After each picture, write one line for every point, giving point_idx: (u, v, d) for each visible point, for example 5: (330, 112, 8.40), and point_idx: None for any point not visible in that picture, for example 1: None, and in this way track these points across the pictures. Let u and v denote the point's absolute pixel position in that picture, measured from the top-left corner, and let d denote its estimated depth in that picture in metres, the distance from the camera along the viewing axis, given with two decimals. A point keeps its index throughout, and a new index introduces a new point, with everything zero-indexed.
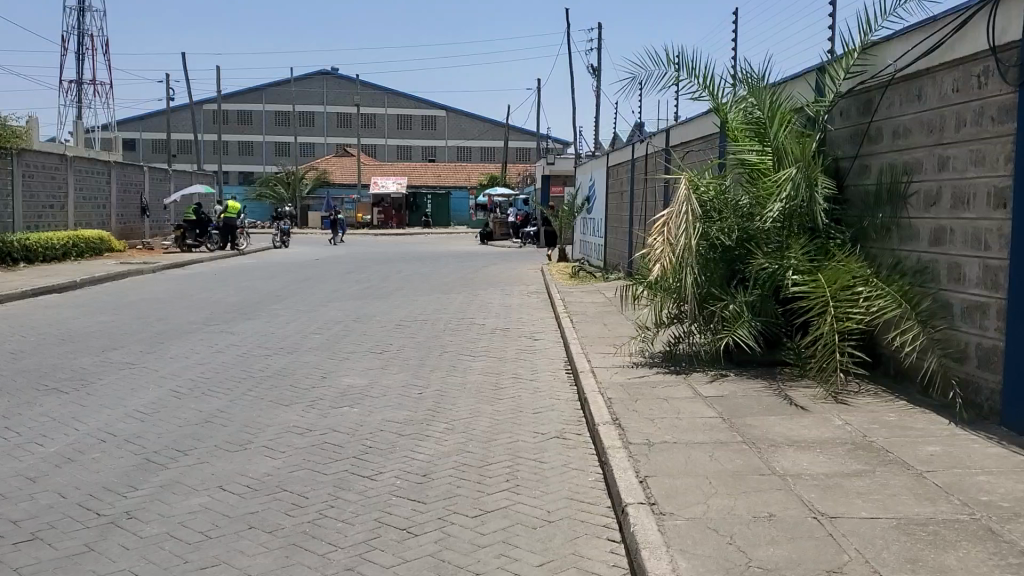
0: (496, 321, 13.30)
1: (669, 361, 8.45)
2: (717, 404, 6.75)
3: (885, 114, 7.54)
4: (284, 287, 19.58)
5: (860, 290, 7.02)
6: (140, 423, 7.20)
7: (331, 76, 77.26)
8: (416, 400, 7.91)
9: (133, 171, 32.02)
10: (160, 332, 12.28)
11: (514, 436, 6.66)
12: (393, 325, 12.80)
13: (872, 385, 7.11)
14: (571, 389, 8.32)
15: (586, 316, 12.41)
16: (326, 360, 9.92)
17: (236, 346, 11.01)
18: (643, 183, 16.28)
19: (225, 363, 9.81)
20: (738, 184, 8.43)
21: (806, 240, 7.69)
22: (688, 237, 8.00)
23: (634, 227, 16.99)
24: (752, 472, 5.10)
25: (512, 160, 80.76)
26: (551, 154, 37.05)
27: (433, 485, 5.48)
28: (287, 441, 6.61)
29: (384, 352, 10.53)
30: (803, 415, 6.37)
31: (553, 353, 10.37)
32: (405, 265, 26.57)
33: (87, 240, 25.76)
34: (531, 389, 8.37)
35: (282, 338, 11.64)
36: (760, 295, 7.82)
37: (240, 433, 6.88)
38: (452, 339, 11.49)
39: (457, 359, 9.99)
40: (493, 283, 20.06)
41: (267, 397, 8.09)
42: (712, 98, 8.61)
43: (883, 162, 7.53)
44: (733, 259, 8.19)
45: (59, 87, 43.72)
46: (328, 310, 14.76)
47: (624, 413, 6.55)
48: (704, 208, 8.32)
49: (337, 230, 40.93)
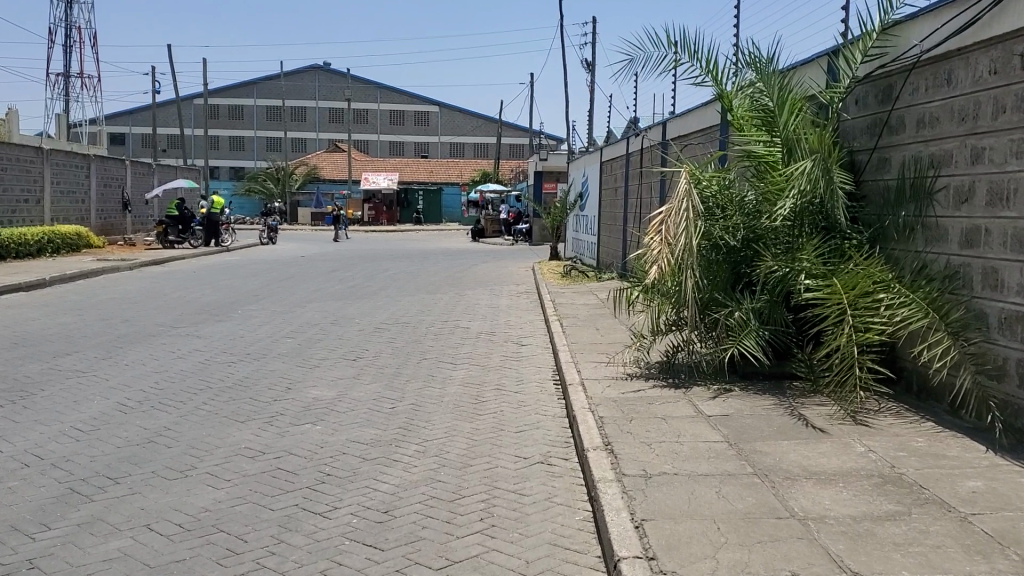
0: (482, 324, 12.51)
1: (667, 373, 7.69)
2: (722, 426, 5.99)
3: (907, 101, 6.80)
4: (264, 286, 18.78)
5: (882, 297, 6.27)
6: (75, 442, 6.42)
7: (323, 71, 76.32)
8: (387, 417, 7.13)
9: (114, 165, 31.13)
10: (121, 336, 11.47)
11: (493, 460, 5.89)
12: (372, 329, 12.04)
13: (894, 403, 6.37)
14: (559, 403, 7.56)
15: (577, 319, 11.65)
16: (294, 368, 9.15)
17: (201, 351, 10.22)
18: (640, 178, 15.52)
19: (185, 371, 9.02)
20: (744, 179, 7.68)
21: (820, 241, 6.94)
22: (689, 237, 7.18)
23: (629, 224, 16.22)
24: (767, 515, 4.34)
25: (506, 156, 80.00)
26: (544, 150, 36.25)
27: (395, 526, 4.71)
28: (235, 466, 5.84)
29: (359, 358, 9.73)
30: (820, 439, 5.62)
31: (540, 360, 9.61)
32: (392, 264, 25.77)
33: (63, 235, 24.89)
34: (515, 403, 7.60)
35: (251, 342, 10.85)
36: (768, 303, 7.06)
37: (185, 456, 6.10)
38: (433, 345, 10.69)
39: (437, 368, 9.21)
40: (482, 282, 19.29)
41: (223, 413, 7.30)
42: (715, 85, 7.84)
43: (905, 155, 6.79)
44: (738, 262, 7.44)
45: (46, 80, 43.00)
46: (305, 312, 13.95)
47: (617, 436, 5.79)
48: (705, 206, 7.56)
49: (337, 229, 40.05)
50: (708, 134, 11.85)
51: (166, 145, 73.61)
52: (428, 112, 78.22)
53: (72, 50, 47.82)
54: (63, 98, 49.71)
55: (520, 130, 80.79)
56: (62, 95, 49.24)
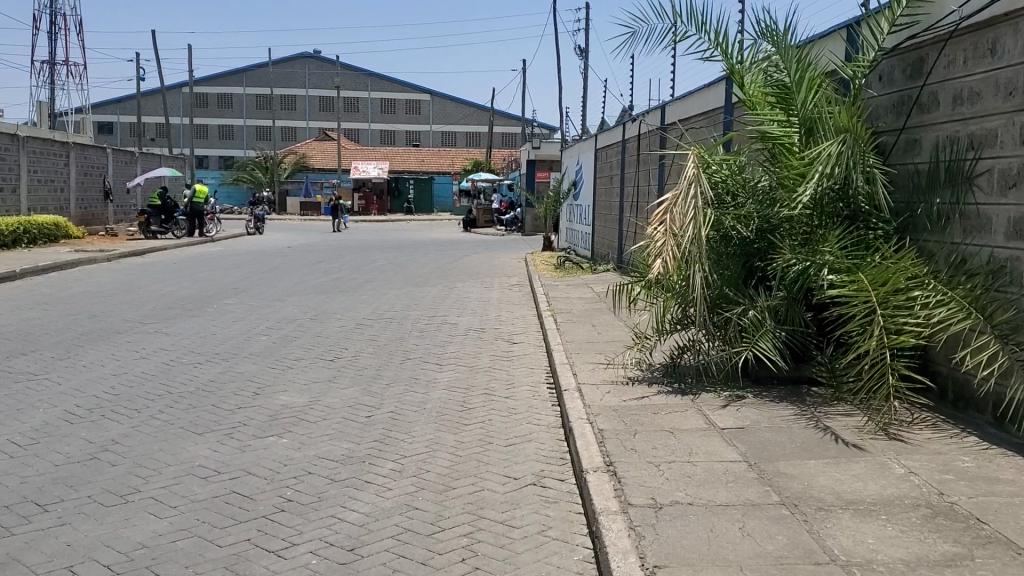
0: (470, 320, 11.80)
1: (673, 377, 7.00)
2: (738, 442, 5.29)
3: (941, 76, 6.09)
4: (244, 278, 17.99)
5: (917, 295, 5.59)
6: (8, 459, 5.68)
7: (314, 58, 75.34)
8: (363, 428, 6.42)
9: (94, 153, 30.25)
10: (84, 334, 10.71)
11: (479, 482, 5.18)
12: (354, 325, 11.32)
13: (929, 413, 5.69)
14: (553, 411, 6.85)
15: (572, 316, 10.96)
16: (266, 370, 8.42)
17: (166, 351, 9.47)
18: (637, 164, 14.80)
19: (145, 374, 8.27)
20: (758, 164, 6.97)
21: (843, 231, 6.24)
22: (698, 227, 6.45)
23: (626, 213, 15.52)
24: (803, 559, 3.63)
25: (498, 145, 79.15)
26: (536, 138, 35.52)
27: (360, 568, 3.99)
28: (184, 490, 5.12)
29: (336, 359, 8.99)
30: (852, 459, 4.92)
31: (532, 360, 8.91)
32: (381, 255, 25.00)
33: (40, 225, 24.06)
34: (505, 411, 6.89)
35: (222, 340, 10.11)
36: (785, 301, 6.37)
37: (130, 476, 5.37)
38: (417, 343, 9.96)
39: (421, 369, 8.49)
40: (472, 274, 18.58)
41: (181, 424, 6.58)
42: (725, 59, 7.10)
43: (939, 135, 6.08)
44: (751, 255, 6.73)
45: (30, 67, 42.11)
46: (285, 306, 13.21)
47: (620, 454, 5.09)
48: (714, 193, 6.85)
49: (337, 218, 39.28)
50: (714, 117, 11.14)
51: (153, 134, 72.57)
52: (420, 101, 77.28)
53: (57, 36, 46.91)
54: (47, 85, 48.72)
55: (512, 118, 79.99)
56: (47, 82, 48.27)
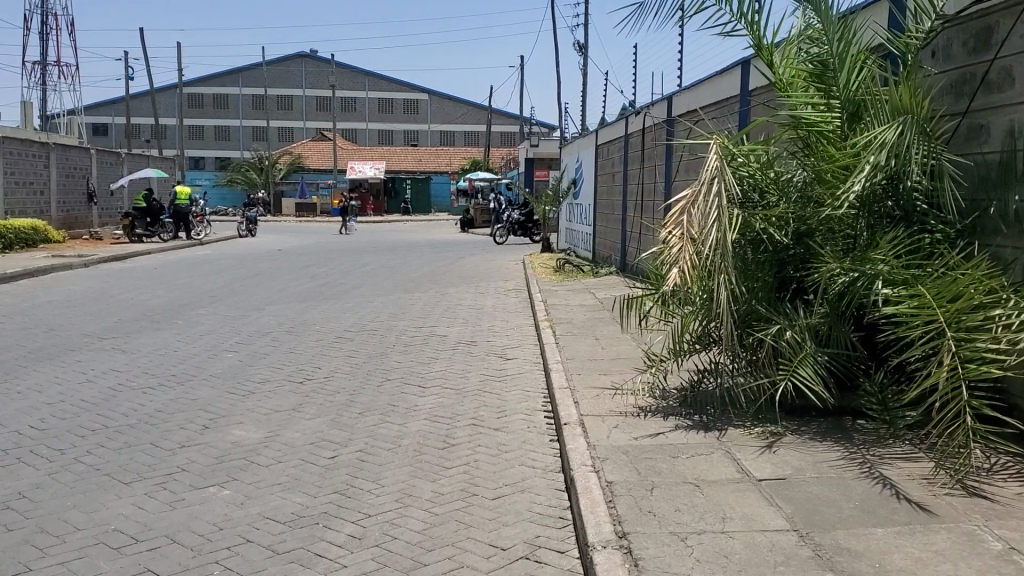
0: (461, 331, 10.72)
1: (693, 408, 5.95)
2: (783, 502, 4.23)
3: (1016, 47, 5.04)
4: (224, 284, 16.94)
5: (997, 314, 4.53)
6: None
7: (310, 58, 74.40)
8: (323, 476, 5.34)
9: (77, 154, 29.17)
10: (31, 352, 9.64)
11: (458, 555, 4.11)
12: (333, 339, 10.29)
13: (1011, 458, 4.65)
14: (552, 449, 5.79)
15: (573, 327, 9.94)
16: (225, 396, 7.38)
17: (116, 373, 8.40)
18: (642, 161, 13.78)
19: (84, 401, 7.20)
20: (791, 155, 5.90)
21: (898, 234, 5.18)
22: (722, 229, 5.39)
23: (630, 213, 14.49)
24: None
25: (497, 144, 78.06)
26: (535, 137, 34.57)
27: None
28: (87, 569, 4.05)
29: (305, 382, 7.91)
30: (931, 528, 3.86)
31: (528, 381, 7.87)
32: (373, 257, 23.93)
33: (15, 229, 23.02)
34: (496, 448, 5.84)
35: (181, 359, 9.05)
36: (828, 319, 5.32)
37: (24, 548, 4.31)
38: (400, 361, 8.87)
39: (401, 394, 7.42)
40: (466, 278, 17.55)
41: (108, 469, 5.50)
42: (751, 32, 6.02)
43: (1015, 120, 5.03)
44: (786, 263, 5.68)
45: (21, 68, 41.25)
46: (261, 318, 12.12)
47: (635, 521, 4.02)
48: (740, 190, 5.78)
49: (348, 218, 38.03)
50: (732, 107, 10.08)
51: (147, 135, 71.58)
52: (418, 100, 76.31)
53: (47, 38, 45.98)
54: (40, 87, 47.88)
55: (511, 117, 79.11)
56: (38, 84, 47.36)
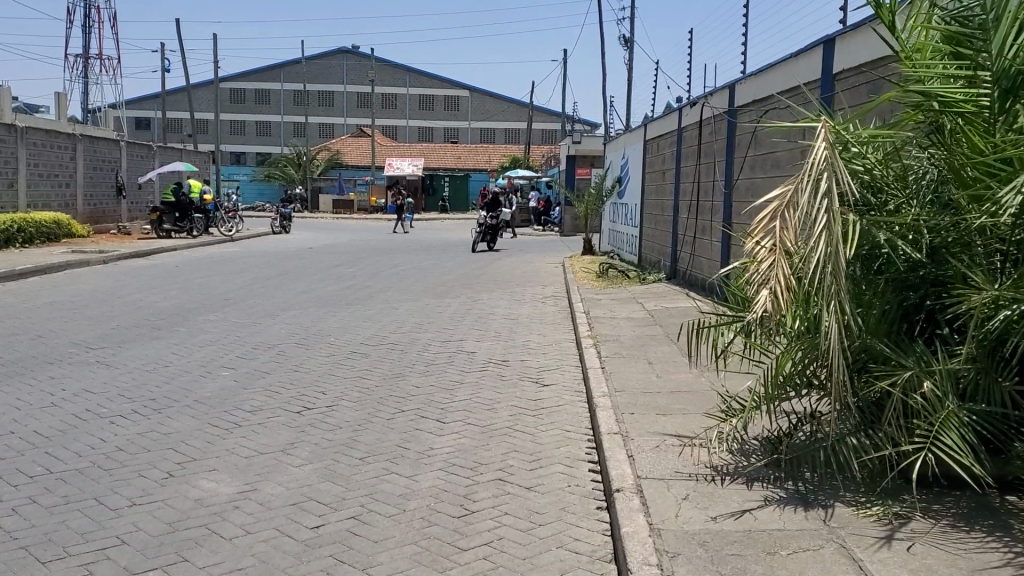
0: (492, 349, 9.39)
1: (785, 471, 4.60)
2: None
3: None
4: (244, 285, 15.81)
5: None
6: None
7: (351, 53, 73.61)
8: (298, 560, 4.04)
9: (105, 146, 28.28)
10: (5, 364, 8.50)
11: None
12: (346, 355, 9.04)
13: None
14: (602, 523, 4.48)
15: (621, 346, 8.61)
16: (205, 431, 6.14)
17: (88, 395, 7.19)
18: (698, 156, 12.40)
19: (37, 435, 6.00)
20: (919, 146, 4.51)
21: None
22: (833, 238, 3.99)
23: (684, 215, 13.11)
24: None
25: (537, 142, 76.74)
26: (578, 134, 33.17)
27: None
28: None
29: (304, 412, 6.67)
30: None
31: (569, 416, 6.56)
32: (404, 257, 22.75)
33: (35, 223, 22.11)
34: (528, 519, 4.52)
35: (168, 378, 7.84)
36: (974, 364, 3.98)
37: None
38: (419, 385, 7.60)
39: (414, 433, 6.12)
40: (502, 282, 16.29)
41: (28, 539, 4.26)
42: None
43: None
44: (916, 286, 4.32)
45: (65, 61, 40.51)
46: (272, 326, 10.92)
47: None
48: (857, 188, 4.44)
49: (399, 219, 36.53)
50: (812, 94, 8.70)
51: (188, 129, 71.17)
52: (458, 97, 75.10)
53: (89, 31, 45.50)
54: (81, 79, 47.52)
55: (553, 114, 77.70)
56: (80, 77, 46.89)
